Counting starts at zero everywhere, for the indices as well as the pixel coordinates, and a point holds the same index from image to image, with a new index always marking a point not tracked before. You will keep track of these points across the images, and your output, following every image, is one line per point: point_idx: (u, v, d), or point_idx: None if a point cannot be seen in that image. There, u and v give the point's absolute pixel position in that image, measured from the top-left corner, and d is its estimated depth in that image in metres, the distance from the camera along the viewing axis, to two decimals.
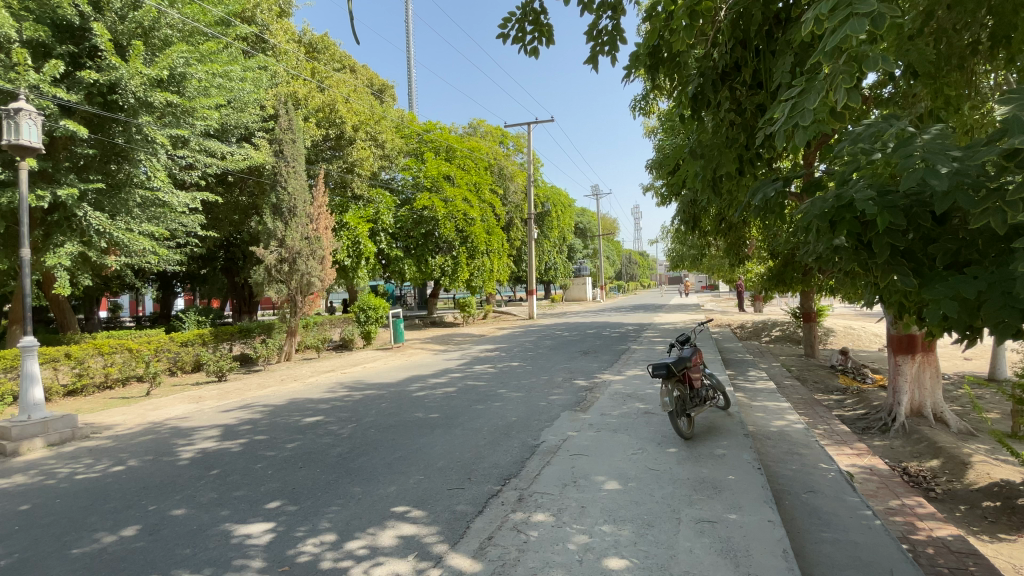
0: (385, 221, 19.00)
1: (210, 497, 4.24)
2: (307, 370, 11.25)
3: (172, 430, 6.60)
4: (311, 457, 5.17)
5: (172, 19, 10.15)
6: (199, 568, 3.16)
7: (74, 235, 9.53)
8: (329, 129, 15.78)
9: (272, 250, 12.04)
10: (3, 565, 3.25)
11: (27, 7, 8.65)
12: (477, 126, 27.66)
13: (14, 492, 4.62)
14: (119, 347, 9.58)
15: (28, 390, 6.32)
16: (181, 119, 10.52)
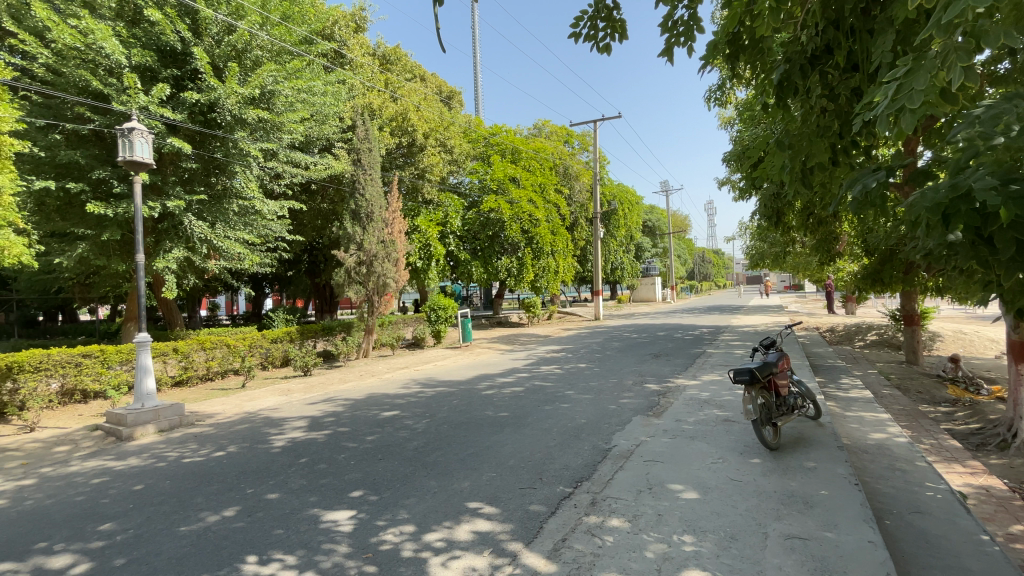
0: (453, 224, 19.52)
1: (300, 484, 4.56)
2: (383, 366, 11.79)
3: (265, 420, 7.17)
4: (389, 450, 5.41)
5: (262, 41, 11.05)
6: (291, 549, 3.40)
7: (180, 241, 10.58)
8: (402, 138, 16.43)
9: (351, 253, 12.72)
10: (127, 538, 3.68)
11: (137, 36, 9.75)
12: (543, 126, 27.70)
13: (135, 472, 5.22)
14: (219, 342, 10.57)
15: (142, 380, 7.11)
16: (271, 134, 11.40)
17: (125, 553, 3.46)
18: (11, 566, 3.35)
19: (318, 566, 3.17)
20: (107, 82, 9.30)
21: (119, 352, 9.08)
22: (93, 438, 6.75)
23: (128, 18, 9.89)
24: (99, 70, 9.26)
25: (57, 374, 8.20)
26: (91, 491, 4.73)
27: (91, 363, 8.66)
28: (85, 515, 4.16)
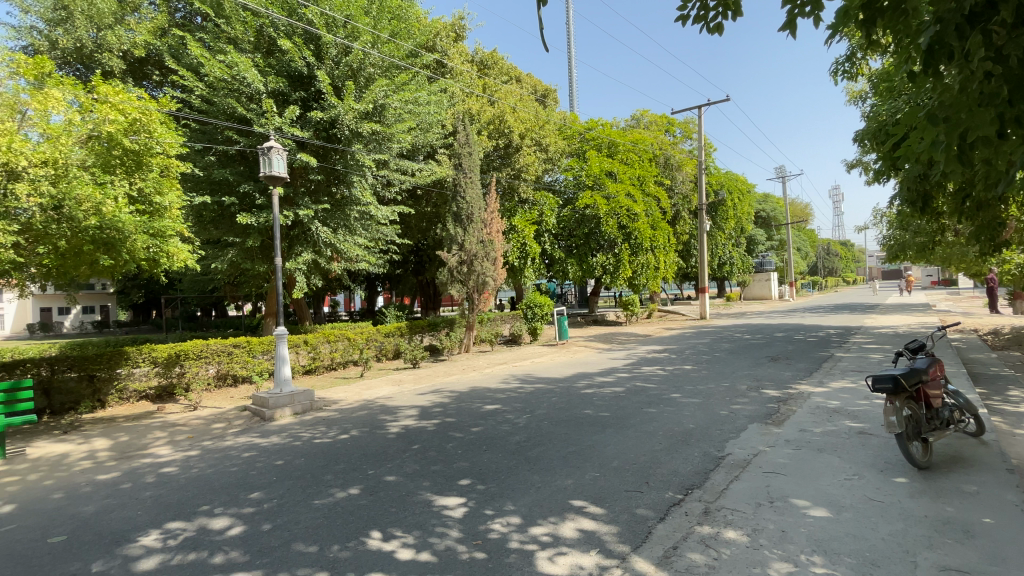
0: (549, 222, 19.60)
1: (414, 469, 4.89)
2: (483, 362, 12.22)
3: (380, 408, 7.79)
4: (493, 442, 5.59)
5: (374, 58, 11.93)
6: (409, 529, 3.66)
7: (309, 246, 11.86)
8: (500, 140, 16.85)
9: (454, 252, 13.34)
10: (273, 506, 4.21)
11: (272, 65, 11.06)
12: (642, 117, 26.74)
13: (276, 449, 5.95)
14: (341, 336, 11.63)
15: (280, 368, 8.07)
16: (382, 145, 12.30)
17: (271, 520, 3.95)
18: (186, 523, 4.00)
19: (434, 547, 3.38)
20: (249, 108, 10.70)
21: (262, 343, 10.37)
22: (243, 417, 7.82)
23: (265, 49, 11.24)
24: (242, 97, 10.66)
25: (215, 361, 9.59)
26: (242, 464, 5.48)
27: (240, 352, 9.99)
28: (239, 484, 4.84)
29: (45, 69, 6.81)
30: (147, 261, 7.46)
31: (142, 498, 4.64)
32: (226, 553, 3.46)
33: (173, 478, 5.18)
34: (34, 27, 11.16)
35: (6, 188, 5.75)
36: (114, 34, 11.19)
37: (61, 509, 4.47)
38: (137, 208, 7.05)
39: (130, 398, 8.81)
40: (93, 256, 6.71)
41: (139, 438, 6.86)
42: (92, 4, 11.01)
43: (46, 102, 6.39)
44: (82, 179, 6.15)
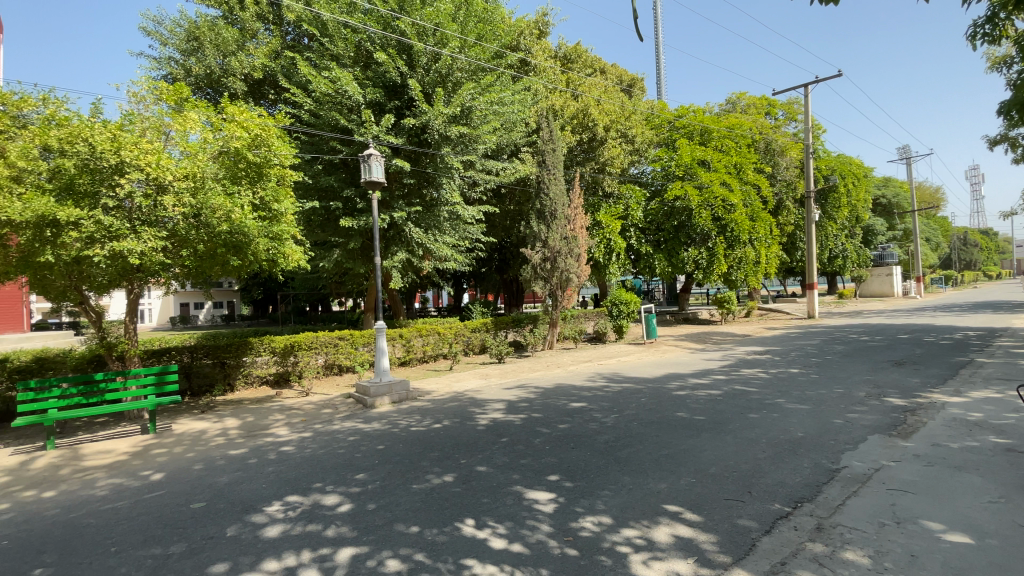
0: (635, 216, 19.17)
1: (504, 461, 5.01)
2: (568, 359, 12.17)
3: (470, 400, 8.07)
4: (581, 440, 5.56)
5: (462, 63, 12.31)
6: (501, 519, 3.76)
7: (403, 246, 12.58)
8: (583, 134, 16.66)
9: (537, 250, 13.43)
10: (376, 488, 4.53)
11: (370, 77, 11.84)
12: (737, 100, 25.03)
13: (377, 434, 6.40)
14: (432, 330, 12.21)
15: (379, 360, 8.66)
16: (469, 146, 12.68)
17: (375, 500, 4.26)
18: (302, 497, 4.43)
19: (526, 540, 3.44)
20: (350, 118, 11.56)
21: (363, 336, 11.21)
22: (348, 404, 8.50)
23: (362, 62, 12.04)
24: (344, 109, 11.55)
25: (323, 351, 10.54)
26: (348, 446, 5.97)
27: (344, 344, 10.90)
28: (346, 464, 5.27)
29: (183, 94, 7.88)
30: (268, 262, 8.34)
31: (266, 473, 5.22)
32: (336, 528, 3.78)
33: (290, 456, 5.76)
34: (173, 58, 12.85)
35: (157, 201, 6.66)
36: (236, 59, 12.59)
37: (202, 478, 5.16)
38: (260, 214, 7.91)
39: (254, 382, 9.94)
40: (224, 257, 7.62)
41: (262, 419, 7.72)
42: (220, 35, 12.48)
43: (185, 123, 7.36)
44: (214, 190, 6.99)
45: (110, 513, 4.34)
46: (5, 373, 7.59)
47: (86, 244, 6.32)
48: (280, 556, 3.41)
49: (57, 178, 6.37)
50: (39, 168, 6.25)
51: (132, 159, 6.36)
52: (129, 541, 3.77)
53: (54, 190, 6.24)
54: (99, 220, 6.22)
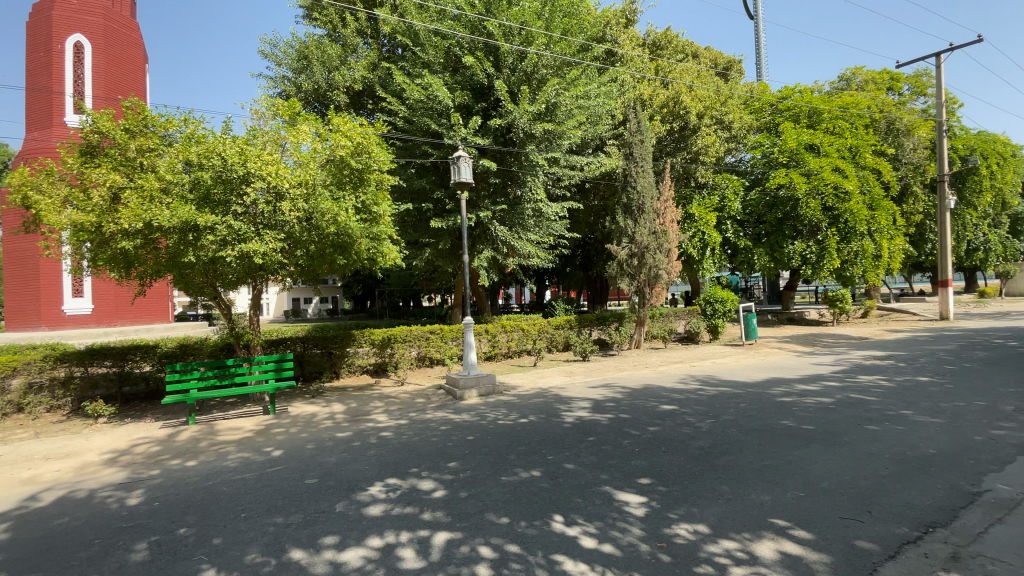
0: (732, 207, 18.11)
1: (592, 460, 4.95)
2: (657, 359, 11.72)
3: (555, 397, 8.10)
4: (673, 444, 5.34)
5: (547, 59, 12.30)
6: (590, 518, 3.73)
7: (489, 244, 12.91)
8: (674, 123, 15.94)
9: (623, 246, 13.12)
10: (467, 476, 4.70)
11: (459, 81, 12.21)
12: (852, 76, 22.53)
13: (466, 426, 6.63)
14: (517, 326, 12.36)
15: (467, 353, 8.95)
16: (554, 142, 12.68)
17: (467, 489, 4.42)
18: (401, 480, 4.72)
19: (616, 541, 3.38)
20: (440, 123, 12.04)
21: (452, 330, 11.64)
22: (439, 394, 8.89)
23: (451, 67, 12.43)
24: (435, 114, 12.04)
25: (416, 344, 11.13)
26: (440, 435, 6.25)
27: (434, 338, 11.40)
28: (439, 452, 5.53)
29: (295, 109, 8.66)
30: (367, 261, 8.98)
31: (368, 455, 5.63)
32: (431, 512, 3.98)
33: (388, 441, 6.16)
34: (286, 77, 14.21)
35: (275, 206, 7.43)
36: (339, 73, 13.61)
37: (314, 457, 5.68)
38: (361, 217, 8.51)
39: (356, 371, 10.74)
40: (332, 257, 8.35)
41: (363, 406, 8.32)
42: (325, 52, 13.56)
43: (298, 135, 8.11)
44: (323, 195, 7.67)
45: (240, 483, 4.93)
46: (157, 357, 8.88)
47: (219, 246, 7.20)
48: (382, 534, 3.66)
49: (195, 188, 7.27)
50: (182, 181, 7.18)
51: (256, 170, 7.14)
52: (256, 509, 4.25)
53: (193, 199, 7.14)
54: (230, 225, 7.07)
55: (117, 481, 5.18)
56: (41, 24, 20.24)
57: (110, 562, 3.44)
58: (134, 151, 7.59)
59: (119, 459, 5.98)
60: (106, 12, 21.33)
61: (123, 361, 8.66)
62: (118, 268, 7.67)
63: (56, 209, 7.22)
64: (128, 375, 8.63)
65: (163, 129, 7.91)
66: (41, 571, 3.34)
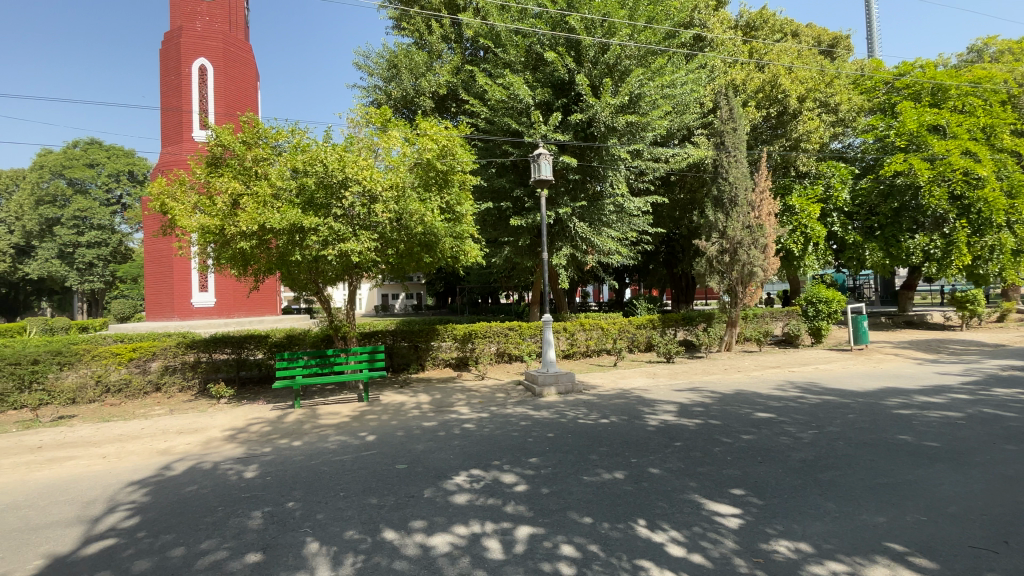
0: (839, 197, 16.50)
1: (679, 466, 4.75)
2: (749, 363, 10.96)
3: (638, 398, 7.86)
4: (770, 455, 4.97)
5: (631, 49, 11.94)
6: (678, 526, 3.58)
7: (568, 241, 12.87)
8: (771, 108, 14.82)
9: (713, 241, 12.43)
10: (548, 474, 4.71)
11: (540, 78, 12.19)
12: (987, 45, 19.64)
13: (547, 423, 6.63)
14: (596, 325, 12.16)
15: (546, 351, 8.98)
16: (638, 135, 12.28)
17: (549, 485, 4.43)
18: (484, 472, 4.84)
19: (707, 552, 3.22)
20: (521, 121, 12.12)
21: (531, 327, 11.71)
22: (519, 391, 9.00)
23: (532, 65, 12.46)
24: (516, 113, 12.14)
25: (495, 340, 11.36)
26: (521, 430, 6.32)
27: (514, 335, 11.55)
28: (520, 447, 5.59)
29: (386, 115, 9.14)
30: (451, 258, 9.30)
31: (452, 446, 5.83)
32: (514, 505, 4.04)
33: (471, 434, 6.34)
34: (377, 86, 15.08)
35: (370, 208, 7.92)
36: (425, 79, 14.19)
37: (402, 444, 5.99)
38: (446, 216, 8.83)
39: (439, 364, 11.18)
40: (418, 255, 8.78)
41: (446, 398, 8.65)
42: (412, 59, 14.19)
43: (389, 141, 8.59)
44: (412, 197, 8.09)
45: (338, 464, 5.32)
46: (268, 346, 9.84)
47: (321, 246, 7.80)
48: (467, 523, 3.77)
49: (300, 193, 7.86)
50: (289, 187, 7.85)
51: (353, 175, 7.65)
52: (352, 489, 4.57)
53: (299, 202, 7.74)
54: (331, 226, 7.63)
55: (236, 456, 5.81)
56: (172, 51, 23.18)
57: (231, 527, 3.86)
58: (250, 161, 8.43)
59: (237, 436, 6.70)
60: (225, 37, 23.93)
61: (240, 349, 9.66)
62: (237, 265, 8.58)
63: (187, 214, 8.21)
64: (244, 361, 9.61)
65: (273, 140, 8.71)
66: (178, 530, 3.84)
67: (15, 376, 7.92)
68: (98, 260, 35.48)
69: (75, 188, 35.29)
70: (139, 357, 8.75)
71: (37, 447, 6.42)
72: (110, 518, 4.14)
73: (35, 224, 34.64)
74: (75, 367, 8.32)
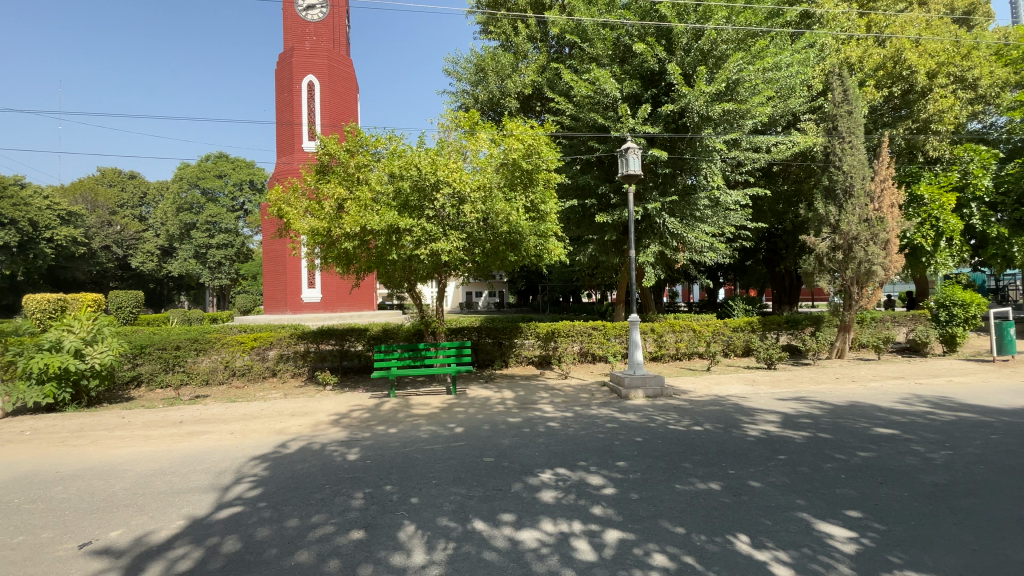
0: (980, 185, 14.19)
1: (783, 481, 4.39)
2: (865, 373, 9.84)
3: (734, 406, 7.37)
4: (893, 475, 4.43)
5: (728, 33, 11.23)
6: (782, 545, 3.32)
7: (656, 238, 12.41)
8: (893, 87, 13.21)
9: (824, 236, 11.33)
10: (638, 478, 4.58)
11: (629, 70, 11.85)
12: None
13: (634, 426, 6.45)
14: (687, 326, 11.60)
15: (633, 352, 8.70)
16: (735, 123, 11.53)
17: (638, 490, 4.29)
18: (571, 472, 4.81)
19: None
20: (608, 116, 11.86)
21: (616, 328, 11.43)
22: (604, 392, 8.82)
23: (620, 57, 12.16)
24: (602, 107, 11.92)
25: (579, 339, 11.26)
26: (608, 432, 6.20)
27: (598, 334, 11.35)
28: (607, 450, 5.48)
29: (474, 118, 9.38)
30: (536, 257, 9.37)
31: (538, 443, 5.87)
32: (602, 508, 3.97)
33: (556, 432, 6.33)
34: (466, 91, 15.52)
35: (459, 208, 8.20)
36: (512, 81, 14.40)
37: (489, 438, 6.14)
38: (531, 215, 8.93)
39: (523, 361, 11.30)
40: (504, 253, 8.93)
41: (531, 395, 8.71)
42: (499, 62, 14.42)
43: (477, 143, 8.83)
44: (498, 197, 8.28)
45: (430, 453, 5.57)
46: (366, 338, 10.56)
47: (415, 246, 8.21)
48: (554, 520, 3.77)
49: (396, 196, 8.28)
50: (386, 190, 8.34)
51: (444, 177, 7.96)
52: (443, 478, 4.76)
53: (395, 205, 8.15)
54: (424, 227, 8.00)
55: (339, 439, 6.31)
56: (286, 70, 25.61)
57: (337, 505, 4.19)
58: (352, 166, 9.09)
59: (340, 420, 7.27)
60: (330, 54, 25.98)
61: (343, 341, 10.46)
62: (341, 264, 9.28)
63: (300, 218, 9.06)
64: (346, 352, 10.40)
65: (373, 147, 9.30)
66: (293, 503, 4.24)
67: (162, 359, 9.21)
68: (225, 260, 40.19)
69: (207, 197, 40.20)
70: (260, 345, 9.81)
71: (179, 421, 7.42)
72: (238, 489, 4.67)
73: (177, 228, 40.03)
74: (208, 353, 9.50)
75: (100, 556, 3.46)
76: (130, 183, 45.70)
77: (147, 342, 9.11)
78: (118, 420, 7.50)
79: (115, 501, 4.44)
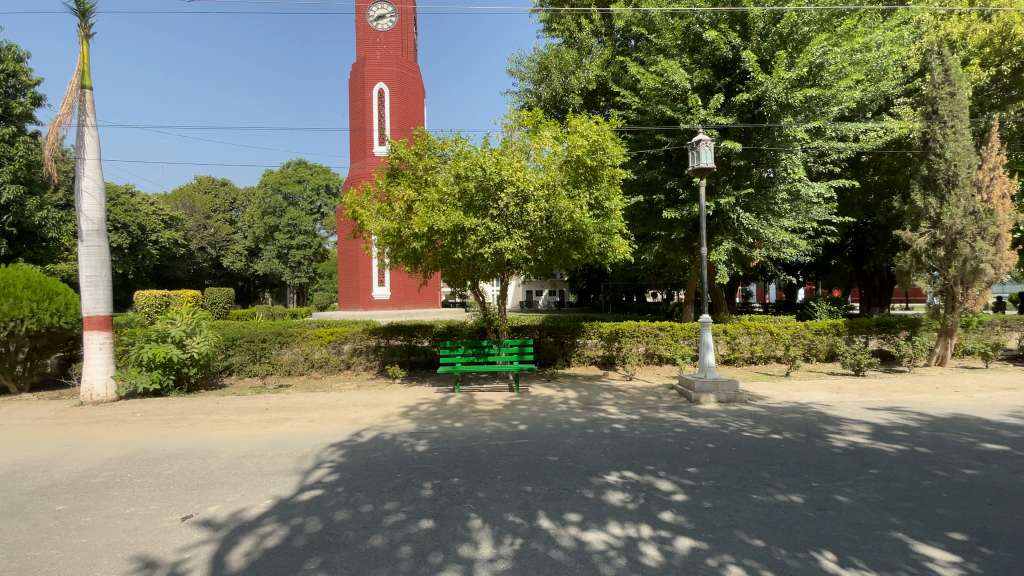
0: None
1: (875, 497, 4.03)
2: (972, 382, 8.82)
3: (817, 415, 6.86)
4: (1008, 497, 3.94)
5: (810, 15, 10.50)
6: (875, 566, 3.05)
7: (729, 235, 11.82)
8: (1003, 64, 11.79)
9: (922, 231, 10.28)
10: (709, 485, 4.38)
11: (700, 59, 11.37)
12: None
13: (705, 432, 6.18)
14: (763, 328, 10.94)
15: (704, 354, 8.33)
16: (818, 111, 10.72)
17: (711, 498, 4.11)
18: (638, 475, 4.69)
19: None
20: (677, 108, 11.44)
21: (685, 329, 11.02)
22: (672, 395, 8.53)
23: (690, 47, 11.70)
24: (670, 99, 11.53)
25: (644, 340, 10.97)
26: (676, 437, 5.99)
27: (665, 335, 11.01)
28: (677, 455, 5.29)
29: (537, 117, 9.41)
30: (599, 255, 9.25)
31: (603, 444, 5.78)
32: (672, 514, 3.84)
33: (622, 434, 6.20)
34: (529, 90, 15.53)
35: (523, 207, 8.23)
36: (576, 77, 14.29)
37: (554, 436, 6.11)
38: (595, 213, 8.83)
39: (585, 361, 11.17)
40: (567, 252, 8.88)
41: (595, 396, 8.60)
42: (563, 59, 14.32)
43: (541, 141, 8.86)
44: (562, 195, 8.25)
45: (495, 449, 5.65)
46: (432, 335, 10.85)
47: (479, 245, 8.35)
48: (621, 523, 3.70)
49: (461, 197, 8.44)
50: (452, 190, 8.53)
51: (508, 176, 8.02)
52: (509, 474, 4.81)
53: (460, 205, 8.31)
54: (488, 226, 8.12)
55: (409, 431, 6.54)
56: (359, 79, 26.93)
57: (408, 494, 4.35)
58: (421, 168, 9.42)
59: (409, 413, 7.54)
60: (399, 61, 26.99)
61: (410, 337, 10.85)
62: (410, 262, 9.63)
63: (372, 219, 9.51)
64: (413, 347, 10.80)
65: (440, 150, 9.57)
66: (368, 490, 4.45)
67: (250, 350, 10.01)
68: (304, 260, 42.98)
69: (288, 201, 43.17)
70: (335, 340, 10.36)
71: (266, 408, 8.04)
72: (317, 473, 4.98)
73: (262, 230, 43.33)
74: (290, 346, 10.19)
75: (201, 528, 3.82)
76: (222, 189, 50.02)
77: (238, 334, 9.96)
78: (213, 406, 8.24)
79: (213, 479, 4.88)
